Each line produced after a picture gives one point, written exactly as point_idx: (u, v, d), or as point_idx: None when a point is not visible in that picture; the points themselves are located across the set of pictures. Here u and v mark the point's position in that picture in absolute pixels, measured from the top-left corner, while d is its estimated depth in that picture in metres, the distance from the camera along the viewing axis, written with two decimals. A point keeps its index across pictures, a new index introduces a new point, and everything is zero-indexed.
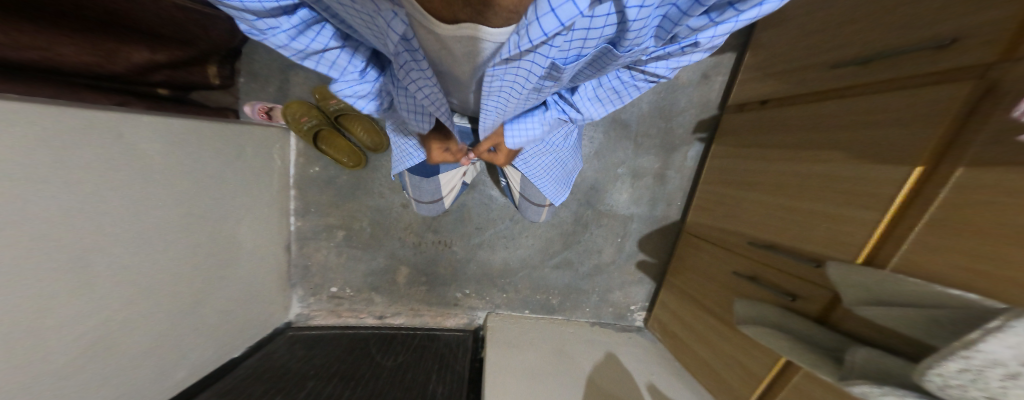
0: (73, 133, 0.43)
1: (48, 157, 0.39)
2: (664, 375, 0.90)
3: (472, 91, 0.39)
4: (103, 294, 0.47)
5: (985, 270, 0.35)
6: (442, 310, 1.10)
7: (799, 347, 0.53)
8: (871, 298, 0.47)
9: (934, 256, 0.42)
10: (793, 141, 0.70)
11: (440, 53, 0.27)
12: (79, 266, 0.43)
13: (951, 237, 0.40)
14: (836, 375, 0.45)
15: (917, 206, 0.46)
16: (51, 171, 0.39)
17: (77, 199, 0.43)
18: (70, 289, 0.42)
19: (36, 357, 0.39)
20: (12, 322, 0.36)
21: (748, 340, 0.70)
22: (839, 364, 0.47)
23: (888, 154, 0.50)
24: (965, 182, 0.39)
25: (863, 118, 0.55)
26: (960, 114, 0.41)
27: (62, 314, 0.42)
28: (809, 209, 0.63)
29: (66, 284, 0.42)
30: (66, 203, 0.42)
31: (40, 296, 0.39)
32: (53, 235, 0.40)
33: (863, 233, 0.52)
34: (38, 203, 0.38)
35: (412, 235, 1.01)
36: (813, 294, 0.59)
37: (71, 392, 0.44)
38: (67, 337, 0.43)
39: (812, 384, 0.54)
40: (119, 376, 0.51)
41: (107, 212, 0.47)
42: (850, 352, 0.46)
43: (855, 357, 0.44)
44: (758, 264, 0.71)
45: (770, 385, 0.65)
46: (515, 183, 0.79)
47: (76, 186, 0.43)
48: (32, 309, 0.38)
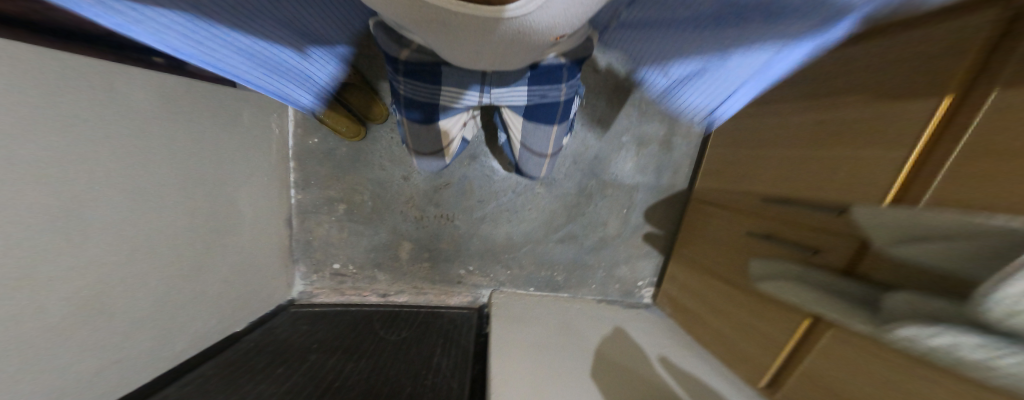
0: (79, 76, 0.42)
1: (54, 98, 0.38)
2: (677, 348, 0.86)
3: (482, 61, 0.42)
4: (109, 246, 0.47)
5: (1005, 195, 0.32)
6: (445, 288, 1.08)
7: (822, 296, 0.48)
8: (909, 236, 0.41)
9: (960, 188, 0.38)
10: (806, 92, 0.67)
11: (455, 29, 0.29)
12: (77, 216, 0.42)
13: (978, 166, 0.37)
14: (873, 320, 0.38)
15: (947, 140, 0.41)
16: (56, 111, 0.38)
17: (82, 145, 0.42)
18: (69, 239, 0.40)
19: (39, 305, 0.37)
20: (19, 264, 0.34)
21: (765, 303, 0.65)
22: (873, 311, 0.41)
23: (910, 88, 0.47)
24: (1002, 98, 0.35)
25: (882, 55, 0.52)
26: (994, 34, 0.37)
27: (64, 263, 0.40)
28: (824, 156, 0.60)
29: (76, 232, 0.41)
30: (77, 147, 0.41)
31: (43, 241, 0.37)
32: (54, 178, 0.38)
33: (884, 172, 0.49)
34: (42, 145, 0.36)
35: (413, 209, 0.99)
36: (834, 244, 0.55)
37: (76, 345, 0.42)
38: (70, 289, 0.41)
39: (844, 345, 0.48)
40: (128, 333, 0.51)
41: (113, 163, 0.47)
42: (888, 298, 0.40)
43: (894, 302, 0.39)
44: (774, 221, 0.68)
45: (794, 351, 0.59)
46: (516, 130, 0.75)
47: (82, 133, 0.42)
48: (37, 254, 0.36)
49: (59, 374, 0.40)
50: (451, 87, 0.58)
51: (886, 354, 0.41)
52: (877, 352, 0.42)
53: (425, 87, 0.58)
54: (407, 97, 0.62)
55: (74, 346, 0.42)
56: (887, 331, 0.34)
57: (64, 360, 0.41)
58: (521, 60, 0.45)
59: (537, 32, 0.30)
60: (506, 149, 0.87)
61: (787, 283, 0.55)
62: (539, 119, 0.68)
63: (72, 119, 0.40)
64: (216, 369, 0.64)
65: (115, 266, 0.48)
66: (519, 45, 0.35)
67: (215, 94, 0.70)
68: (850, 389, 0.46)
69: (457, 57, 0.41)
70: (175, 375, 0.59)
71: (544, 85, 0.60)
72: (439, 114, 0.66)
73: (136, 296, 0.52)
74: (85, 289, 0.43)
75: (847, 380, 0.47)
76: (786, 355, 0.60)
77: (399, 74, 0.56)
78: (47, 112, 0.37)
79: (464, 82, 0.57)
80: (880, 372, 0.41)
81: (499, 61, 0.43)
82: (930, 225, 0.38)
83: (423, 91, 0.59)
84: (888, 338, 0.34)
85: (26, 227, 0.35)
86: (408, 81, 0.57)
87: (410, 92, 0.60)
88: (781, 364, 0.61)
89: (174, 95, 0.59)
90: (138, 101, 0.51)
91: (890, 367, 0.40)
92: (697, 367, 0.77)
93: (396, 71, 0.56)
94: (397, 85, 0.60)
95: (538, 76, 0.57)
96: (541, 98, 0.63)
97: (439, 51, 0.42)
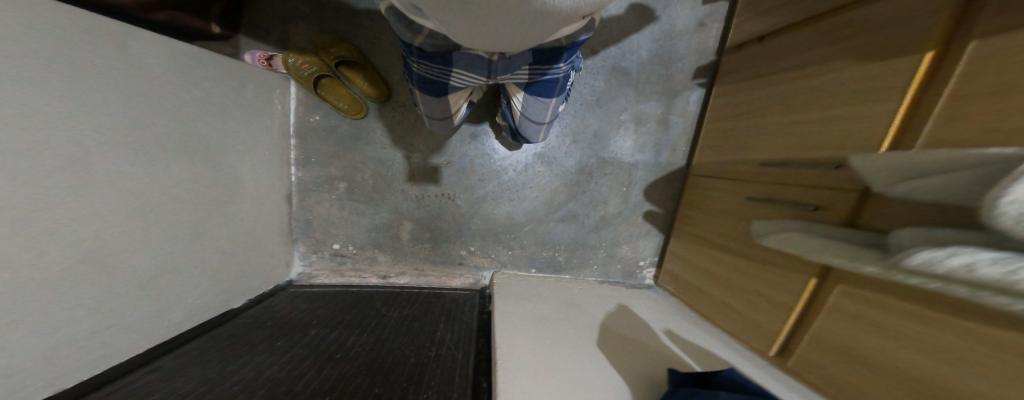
0: (79, 28, 0.41)
1: (54, 48, 0.38)
2: (679, 320, 0.86)
3: (496, 38, 0.41)
4: (123, 196, 0.47)
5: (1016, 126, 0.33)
6: (447, 270, 1.08)
7: (824, 243, 0.47)
8: (906, 175, 0.41)
9: (956, 132, 0.39)
10: (793, 62, 0.70)
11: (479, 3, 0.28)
12: (79, 168, 0.41)
13: (974, 107, 0.37)
14: (880, 258, 0.38)
15: (935, 91, 0.43)
16: (55, 61, 0.38)
17: (89, 97, 0.42)
18: (70, 188, 0.40)
19: (38, 255, 0.36)
20: (11, 205, 0.33)
21: (767, 267, 0.65)
22: (877, 250, 0.40)
23: (890, 46, 0.49)
24: (986, 46, 0.38)
25: (862, 18, 0.55)
26: None
27: (63, 213, 0.39)
28: (813, 116, 0.62)
29: (90, 176, 0.42)
30: (86, 96, 0.42)
31: (43, 186, 0.36)
32: (57, 124, 0.38)
33: (871, 125, 0.50)
34: (40, 90, 0.36)
35: (415, 188, 1.01)
36: (834, 199, 0.54)
37: (86, 299, 0.42)
38: (73, 240, 0.40)
39: (854, 301, 0.48)
40: (147, 291, 0.52)
41: (128, 117, 0.48)
42: (894, 235, 0.39)
43: (900, 239, 0.37)
44: (771, 185, 0.69)
45: (803, 313, 0.58)
46: (517, 101, 0.74)
47: (88, 87, 0.42)
48: (31, 198, 0.35)
49: (77, 316, 0.41)
50: (462, 70, 0.56)
51: (898, 305, 0.41)
52: (894, 306, 0.42)
53: (437, 69, 0.56)
54: (420, 76, 0.60)
55: (89, 291, 0.42)
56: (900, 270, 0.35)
57: (83, 303, 0.41)
58: (535, 41, 0.45)
59: (561, 10, 0.30)
60: (503, 112, 0.85)
61: (787, 235, 0.55)
62: (540, 92, 0.69)
63: (77, 70, 0.41)
64: (199, 347, 0.59)
65: (128, 218, 0.48)
66: (537, 23, 0.36)
67: (221, 64, 0.70)
68: (864, 343, 0.46)
69: (475, 38, 0.41)
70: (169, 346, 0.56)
71: (554, 64, 0.59)
72: (449, 91, 0.64)
73: (146, 253, 0.51)
74: (98, 236, 0.43)
75: (859, 336, 0.47)
76: (795, 319, 0.60)
77: (412, 55, 0.54)
78: (48, 60, 0.37)
79: (474, 68, 0.55)
80: (896, 323, 0.41)
81: (515, 41, 0.43)
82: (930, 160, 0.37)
83: (436, 72, 0.57)
84: (901, 276, 0.35)
85: (34, 167, 0.35)
86: (421, 62, 0.54)
87: (423, 71, 0.58)
88: (792, 329, 0.60)
89: (183, 59, 0.60)
90: (145, 61, 0.52)
91: (906, 319, 0.40)
92: (701, 338, 0.77)
93: (409, 52, 0.54)
94: (411, 64, 0.58)
95: (543, 59, 0.56)
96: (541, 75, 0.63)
97: (455, 34, 0.41)
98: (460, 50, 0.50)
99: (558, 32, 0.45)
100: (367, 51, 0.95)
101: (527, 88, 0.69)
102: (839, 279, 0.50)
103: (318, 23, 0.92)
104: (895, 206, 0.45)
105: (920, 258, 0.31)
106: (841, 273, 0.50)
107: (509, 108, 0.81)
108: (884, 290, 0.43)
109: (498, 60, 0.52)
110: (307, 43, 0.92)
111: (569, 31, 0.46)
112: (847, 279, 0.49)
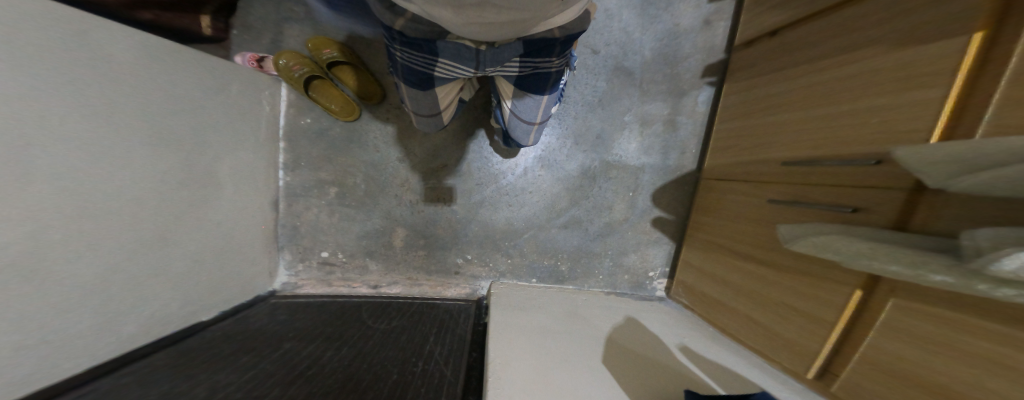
0: (35, 17, 0.39)
1: (12, 38, 0.35)
2: (693, 335, 0.78)
3: (484, 25, 0.36)
4: (75, 192, 0.43)
5: None
6: (442, 279, 1.02)
7: (871, 248, 0.40)
8: (969, 167, 0.34)
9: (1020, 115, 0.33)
10: (815, 54, 0.64)
11: None
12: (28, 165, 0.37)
13: None
14: (952, 266, 0.30)
15: (991, 70, 0.37)
16: (14, 52, 0.35)
17: (44, 90, 0.39)
18: (20, 184, 0.36)
19: None
20: None
21: (800, 278, 0.58)
22: (946, 257, 0.33)
23: (928, 28, 0.44)
24: None
25: (891, 3, 0.50)
26: None
27: (12, 211, 0.35)
28: (840, 110, 0.56)
29: (36, 167, 0.38)
30: (48, 92, 0.39)
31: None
32: (13, 118, 0.35)
33: (913, 115, 0.44)
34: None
35: (409, 192, 0.97)
36: (880, 200, 0.48)
37: (17, 310, 0.37)
38: (17, 241, 0.36)
39: (916, 317, 0.40)
40: (93, 302, 0.47)
41: (90, 111, 0.45)
42: (964, 237, 0.32)
43: (974, 241, 0.30)
44: (798, 186, 0.62)
45: (849, 329, 0.50)
46: (506, 98, 0.70)
47: (43, 80, 0.39)
48: None
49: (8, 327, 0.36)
50: (449, 61, 0.52)
51: (976, 323, 0.33)
52: (969, 324, 0.34)
53: (423, 58, 0.52)
54: (404, 66, 0.56)
55: (23, 297, 0.37)
56: (981, 278, 0.28)
57: (14, 312, 0.36)
58: (525, 29, 0.41)
59: None
60: (495, 114, 0.80)
61: (824, 240, 0.48)
62: (530, 89, 0.64)
63: (31, 61, 0.37)
64: (165, 360, 0.55)
65: (80, 219, 0.44)
66: (527, 6, 0.32)
67: (200, 61, 0.68)
68: (926, 367, 0.38)
69: (468, 28, 0.37)
70: (117, 364, 0.50)
71: (549, 57, 0.54)
72: (437, 83, 0.60)
73: (96, 259, 0.46)
74: (37, 236, 0.38)
75: (920, 359, 0.39)
76: (839, 336, 0.51)
77: (396, 42, 0.50)
78: (5, 50, 0.34)
79: (462, 59, 0.51)
80: (972, 344, 0.33)
81: (505, 31, 0.40)
82: (1004, 147, 0.30)
83: (420, 62, 0.53)
84: (987, 287, 0.27)
85: None
86: (404, 50, 0.51)
87: (407, 61, 0.54)
88: (833, 346, 0.52)
89: (154, 55, 0.57)
90: (109, 53, 0.49)
91: (984, 338, 0.32)
92: (722, 355, 0.69)
93: (392, 39, 0.50)
94: (395, 52, 0.54)
95: (536, 51, 0.52)
96: (533, 70, 0.58)
97: (446, 22, 0.38)
98: (445, 39, 0.46)
99: (550, 21, 0.41)
100: (362, 53, 0.93)
101: (516, 84, 0.63)
102: (894, 292, 0.43)
103: (312, 26, 0.91)
104: (960, 205, 0.38)
105: (996, 265, 0.24)
106: (894, 285, 0.43)
107: (499, 108, 0.77)
108: (954, 304, 0.35)
109: (486, 50, 0.48)
110: (301, 46, 0.91)
111: (562, 20, 0.42)
112: (903, 292, 0.42)
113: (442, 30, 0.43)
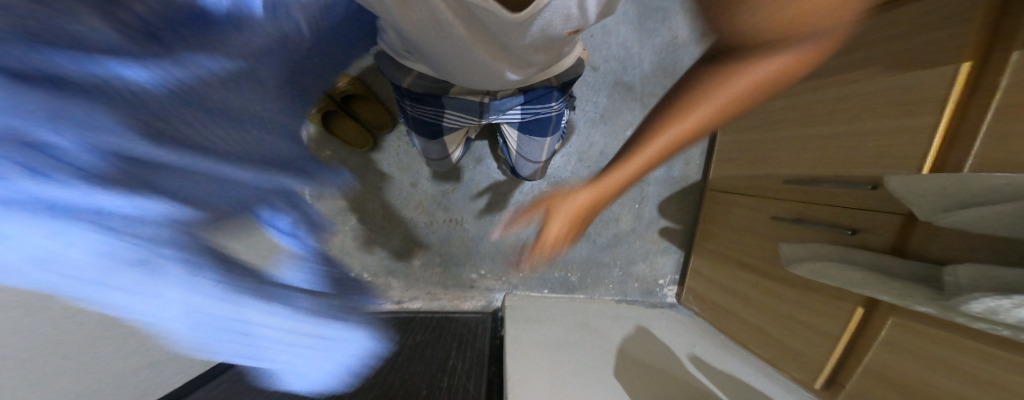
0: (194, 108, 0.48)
1: None
2: (706, 346, 0.80)
3: (497, 56, 0.38)
4: None
5: None
6: (458, 293, 1.07)
7: (868, 276, 0.43)
8: (957, 203, 0.37)
9: (1012, 149, 0.35)
10: (810, 72, 0.65)
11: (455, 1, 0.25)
12: None
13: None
14: (937, 300, 0.34)
15: (977, 105, 0.39)
16: None
17: None
18: None
19: None
20: None
21: (805, 293, 0.61)
22: (937, 291, 0.36)
23: (918, 58, 0.45)
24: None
25: (880, 30, 0.51)
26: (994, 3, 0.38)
27: None
28: (834, 133, 0.58)
29: None
30: None
31: None
32: None
33: (909, 143, 0.46)
34: None
35: (423, 214, 1.03)
36: (876, 223, 0.50)
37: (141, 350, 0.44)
38: None
39: (912, 336, 0.42)
40: None
41: None
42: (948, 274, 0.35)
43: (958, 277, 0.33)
44: (801, 205, 0.64)
45: (852, 344, 0.52)
46: (512, 141, 0.71)
47: None
48: None
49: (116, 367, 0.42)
50: (455, 112, 0.57)
51: (968, 343, 0.36)
52: (962, 344, 0.36)
53: (430, 111, 0.58)
54: (415, 118, 0.61)
55: None
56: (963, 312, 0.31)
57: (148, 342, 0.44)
58: (532, 67, 0.43)
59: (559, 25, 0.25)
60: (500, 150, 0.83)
61: (825, 264, 0.51)
62: (535, 132, 0.67)
63: None
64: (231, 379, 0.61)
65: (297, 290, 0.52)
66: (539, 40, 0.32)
67: None
68: (926, 382, 0.40)
69: (480, 62, 0.40)
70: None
71: (548, 103, 0.58)
72: (446, 133, 0.64)
73: None
74: None
75: (926, 376, 0.40)
76: (844, 349, 0.54)
77: (405, 99, 0.57)
78: None
79: (466, 110, 0.57)
80: (961, 364, 0.36)
81: (518, 64, 0.41)
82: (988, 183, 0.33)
83: (429, 114, 0.58)
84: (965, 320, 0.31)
85: None
86: (414, 105, 0.56)
87: (417, 113, 0.59)
88: (839, 360, 0.55)
89: None
90: None
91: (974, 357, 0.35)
92: (732, 365, 0.72)
93: (403, 98, 0.57)
94: (405, 107, 0.60)
95: (537, 99, 0.56)
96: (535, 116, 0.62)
97: (457, 61, 0.40)
98: (449, 94, 0.53)
99: (553, 52, 0.42)
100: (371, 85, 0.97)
101: (521, 128, 0.67)
102: (893, 311, 0.45)
103: None
104: (948, 234, 0.41)
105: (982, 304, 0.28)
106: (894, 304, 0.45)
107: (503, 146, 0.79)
108: (942, 326, 0.38)
109: (489, 101, 0.54)
110: None
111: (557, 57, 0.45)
112: (901, 311, 0.44)
113: (445, 85, 0.51)
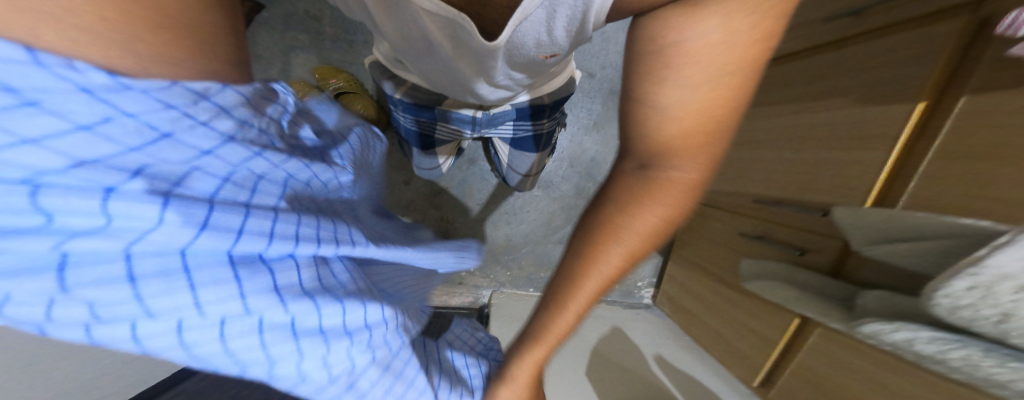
0: None
1: None
2: (674, 347, 0.87)
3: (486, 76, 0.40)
4: None
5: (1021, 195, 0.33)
6: (447, 289, 1.10)
7: (806, 300, 0.54)
8: (880, 236, 0.46)
9: (945, 189, 0.40)
10: (789, 96, 0.68)
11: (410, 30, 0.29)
12: None
13: (968, 166, 0.38)
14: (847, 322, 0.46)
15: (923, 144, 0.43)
16: None
17: None
18: None
19: None
20: None
21: (756, 303, 0.66)
22: (848, 313, 0.48)
23: (878, 95, 0.49)
24: (972, 104, 0.39)
25: (851, 64, 0.55)
26: (958, 48, 0.40)
27: None
28: (800, 159, 0.62)
29: None
30: None
31: None
32: None
33: (859, 175, 0.50)
34: None
35: (414, 212, 1.05)
36: (821, 245, 0.57)
37: None
38: None
39: (842, 349, 0.49)
40: None
41: None
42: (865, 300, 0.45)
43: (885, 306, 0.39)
44: (765, 222, 0.69)
45: (787, 348, 0.59)
46: (502, 155, 0.74)
47: None
48: None
49: None
50: (445, 123, 0.59)
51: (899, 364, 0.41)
52: (893, 364, 0.42)
53: (423, 122, 0.60)
54: (407, 128, 0.62)
55: None
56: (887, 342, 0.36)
57: None
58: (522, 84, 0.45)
59: None
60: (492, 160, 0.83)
61: (775, 283, 0.62)
62: (525, 147, 0.68)
63: None
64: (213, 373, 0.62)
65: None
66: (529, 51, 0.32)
67: None
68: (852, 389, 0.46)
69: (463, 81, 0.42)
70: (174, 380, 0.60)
71: (541, 120, 0.61)
72: (438, 145, 0.67)
73: None
74: None
75: (856, 382, 0.46)
76: (779, 353, 0.61)
77: (397, 108, 0.58)
78: None
79: (457, 122, 0.58)
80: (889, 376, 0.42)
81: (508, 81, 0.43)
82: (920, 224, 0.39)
83: (422, 125, 0.60)
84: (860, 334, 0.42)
85: None
86: (407, 113, 0.58)
87: (410, 125, 0.62)
88: (774, 362, 0.62)
89: None
90: None
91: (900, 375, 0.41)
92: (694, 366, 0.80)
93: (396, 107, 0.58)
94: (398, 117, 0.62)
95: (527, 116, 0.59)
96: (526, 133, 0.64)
97: (443, 78, 0.43)
98: (439, 104, 0.55)
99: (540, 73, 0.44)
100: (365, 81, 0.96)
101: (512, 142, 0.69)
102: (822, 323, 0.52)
103: (319, 56, 0.95)
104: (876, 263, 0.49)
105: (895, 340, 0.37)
106: None
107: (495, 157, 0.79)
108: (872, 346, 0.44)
109: (480, 115, 0.56)
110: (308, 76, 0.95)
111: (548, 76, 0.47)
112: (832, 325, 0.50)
113: (438, 97, 0.53)
